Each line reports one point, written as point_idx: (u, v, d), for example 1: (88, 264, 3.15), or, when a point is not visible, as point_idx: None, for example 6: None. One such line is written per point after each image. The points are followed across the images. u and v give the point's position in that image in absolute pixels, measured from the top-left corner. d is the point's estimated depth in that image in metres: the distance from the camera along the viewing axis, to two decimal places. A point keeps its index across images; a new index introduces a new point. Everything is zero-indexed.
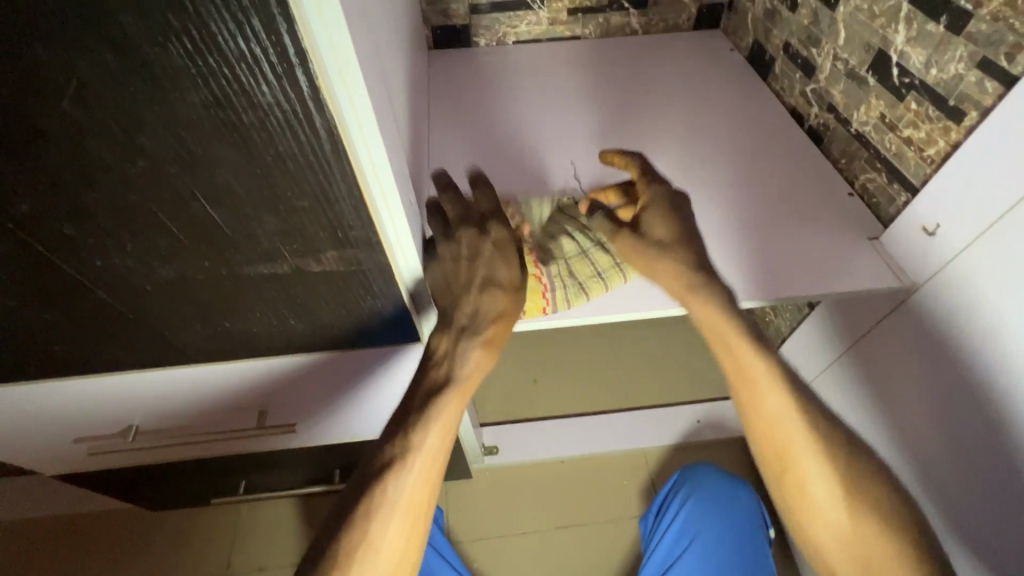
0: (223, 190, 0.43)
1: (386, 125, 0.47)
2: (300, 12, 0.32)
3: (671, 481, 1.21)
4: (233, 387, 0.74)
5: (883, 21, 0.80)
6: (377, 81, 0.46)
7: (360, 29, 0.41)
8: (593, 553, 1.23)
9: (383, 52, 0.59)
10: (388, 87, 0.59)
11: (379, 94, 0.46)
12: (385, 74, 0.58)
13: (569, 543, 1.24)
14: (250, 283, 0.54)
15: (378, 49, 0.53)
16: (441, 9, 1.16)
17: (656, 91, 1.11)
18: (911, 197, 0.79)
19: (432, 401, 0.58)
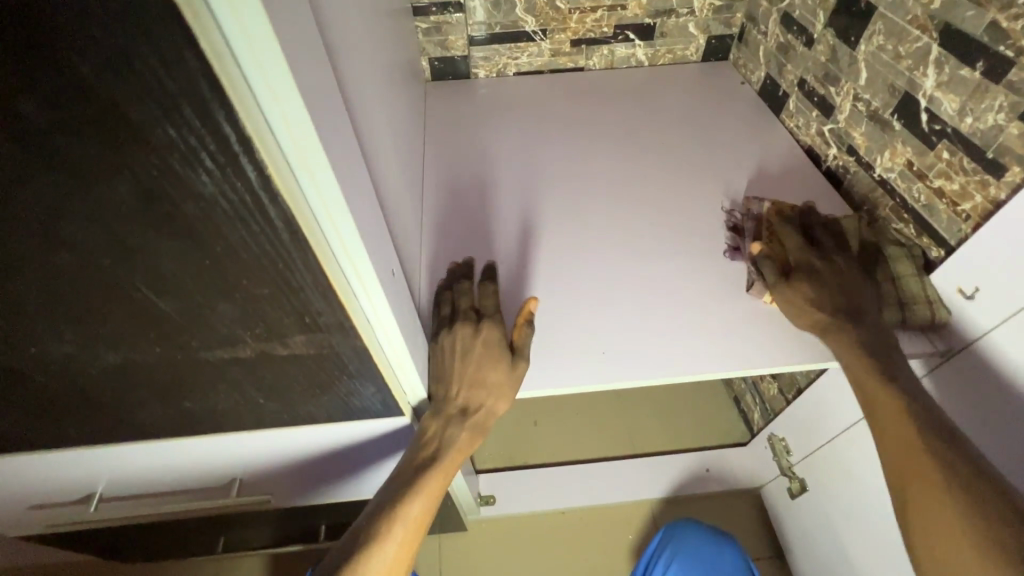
0: (167, 279, 0.37)
1: (362, 199, 0.41)
2: (242, 97, 0.27)
3: (652, 540, 1.13)
4: (201, 458, 0.67)
5: (909, 62, 0.74)
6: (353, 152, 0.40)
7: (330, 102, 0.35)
8: None
9: (366, 107, 0.54)
10: (371, 145, 0.53)
11: (355, 167, 0.40)
12: (367, 132, 0.52)
13: None
14: (209, 365, 0.48)
15: (355, 106, 0.48)
16: (438, 40, 1.11)
17: (664, 127, 1.05)
18: (943, 253, 0.73)
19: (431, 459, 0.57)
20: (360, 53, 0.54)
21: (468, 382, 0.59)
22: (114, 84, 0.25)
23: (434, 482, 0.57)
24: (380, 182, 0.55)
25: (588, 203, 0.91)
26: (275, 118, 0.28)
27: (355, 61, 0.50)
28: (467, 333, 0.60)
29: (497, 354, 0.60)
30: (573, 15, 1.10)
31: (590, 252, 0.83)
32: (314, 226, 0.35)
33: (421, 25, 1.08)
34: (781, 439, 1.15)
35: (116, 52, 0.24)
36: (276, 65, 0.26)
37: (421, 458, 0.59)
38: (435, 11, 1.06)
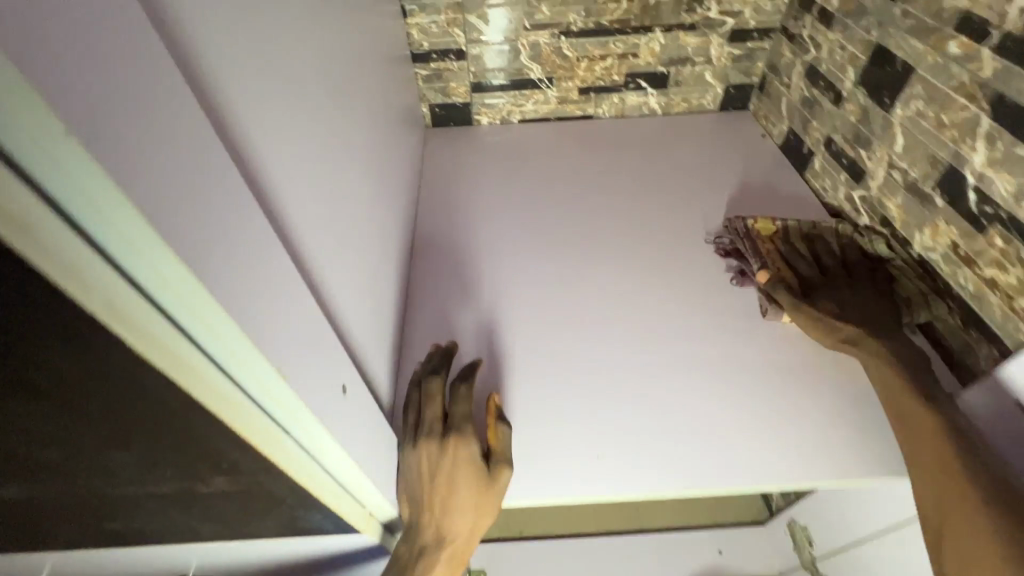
0: (42, 436, 0.31)
1: (292, 327, 0.34)
2: (80, 247, 0.22)
3: None
4: (142, 562, 0.60)
5: (954, 133, 0.65)
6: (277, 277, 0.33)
7: (241, 227, 0.29)
8: None
9: (319, 194, 0.47)
10: (319, 240, 0.46)
11: (284, 290, 0.33)
12: (315, 227, 0.45)
13: None
14: (125, 499, 0.41)
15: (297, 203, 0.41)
16: (439, 87, 1.06)
17: (676, 184, 0.98)
18: (996, 353, 0.63)
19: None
20: (316, 133, 0.48)
21: (439, 492, 0.53)
22: None
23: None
24: (331, 279, 0.48)
25: (591, 271, 0.83)
26: (147, 275, 0.24)
27: (303, 149, 0.44)
28: (433, 447, 0.54)
29: (471, 467, 0.53)
30: (582, 62, 1.03)
31: (588, 331, 0.75)
32: (211, 370, 0.29)
33: (420, 72, 1.03)
34: (803, 527, 1.04)
35: None
36: (117, 207, 0.21)
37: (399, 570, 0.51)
38: (436, 58, 1.01)
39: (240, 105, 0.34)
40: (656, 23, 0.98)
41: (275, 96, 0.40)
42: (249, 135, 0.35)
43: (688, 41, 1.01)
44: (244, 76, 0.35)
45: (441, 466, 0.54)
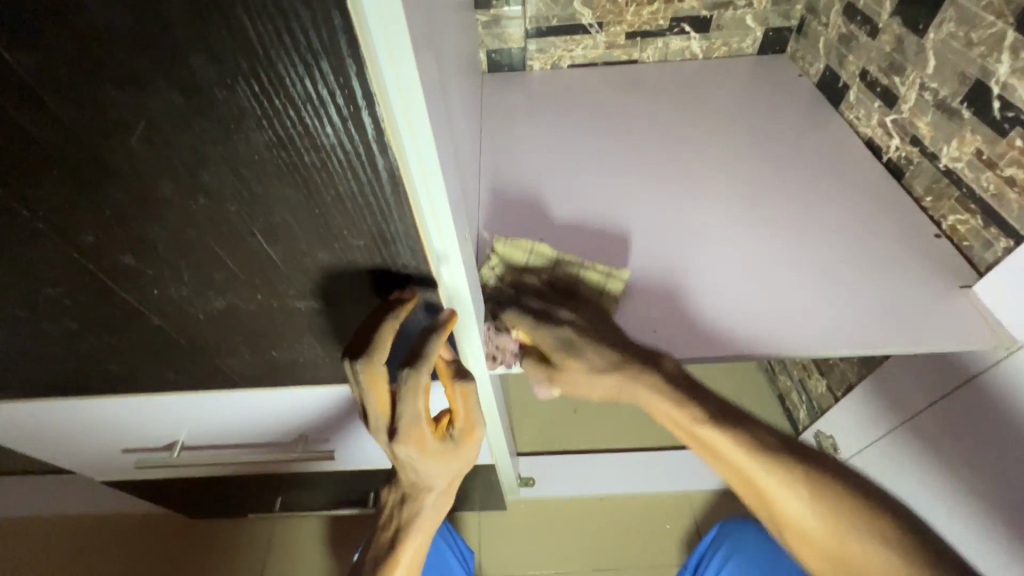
0: (281, 227, 0.42)
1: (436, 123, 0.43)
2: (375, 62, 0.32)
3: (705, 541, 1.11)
4: (276, 411, 0.74)
5: (982, 49, 0.73)
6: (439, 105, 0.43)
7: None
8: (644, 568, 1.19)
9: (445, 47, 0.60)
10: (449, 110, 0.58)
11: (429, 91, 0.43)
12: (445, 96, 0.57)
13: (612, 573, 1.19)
14: (303, 316, 0.54)
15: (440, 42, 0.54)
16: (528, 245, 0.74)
17: (717, 119, 1.06)
18: (1012, 244, 0.71)
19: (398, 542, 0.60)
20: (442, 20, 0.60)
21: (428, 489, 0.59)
22: (246, 62, 0.31)
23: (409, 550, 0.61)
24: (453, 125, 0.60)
25: (640, 191, 0.94)
26: (392, 80, 0.32)
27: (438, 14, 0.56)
28: (411, 444, 0.53)
29: (433, 455, 0.55)
30: (630, 7, 1.11)
31: (642, 237, 0.86)
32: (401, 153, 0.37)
33: (481, 18, 1.13)
34: (829, 437, 1.12)
35: (249, 45, 0.30)
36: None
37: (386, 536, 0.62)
38: (496, 4, 1.11)
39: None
40: None
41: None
42: (430, 16, 0.46)
43: None
44: None
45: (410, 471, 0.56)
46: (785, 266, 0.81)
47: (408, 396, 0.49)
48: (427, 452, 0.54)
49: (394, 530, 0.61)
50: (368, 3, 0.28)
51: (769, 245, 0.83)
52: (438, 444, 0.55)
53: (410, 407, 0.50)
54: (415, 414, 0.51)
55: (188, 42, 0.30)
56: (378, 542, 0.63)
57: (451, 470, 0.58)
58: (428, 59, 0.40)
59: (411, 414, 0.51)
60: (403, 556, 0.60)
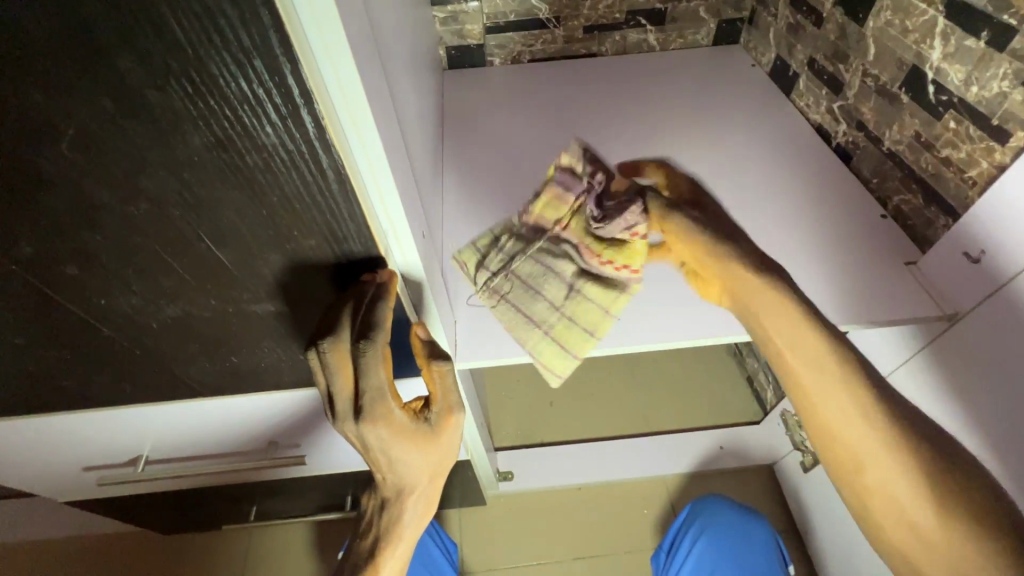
0: (228, 230, 0.41)
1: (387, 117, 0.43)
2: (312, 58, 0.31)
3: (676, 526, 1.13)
4: (243, 418, 0.73)
5: (916, 36, 0.76)
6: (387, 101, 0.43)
7: None
8: (623, 554, 1.21)
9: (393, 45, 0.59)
10: (401, 106, 0.57)
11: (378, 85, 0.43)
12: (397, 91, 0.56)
13: (592, 561, 1.21)
14: (261, 321, 0.53)
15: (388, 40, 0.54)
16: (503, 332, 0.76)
17: (674, 111, 1.09)
18: (951, 221, 0.75)
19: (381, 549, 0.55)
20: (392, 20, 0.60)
21: (409, 483, 0.54)
22: (175, 62, 0.30)
23: (394, 557, 0.55)
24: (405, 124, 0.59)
25: (603, 182, 0.95)
26: (330, 75, 0.32)
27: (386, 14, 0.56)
28: (380, 427, 0.49)
29: (408, 437, 0.52)
30: (586, 1, 1.13)
31: None
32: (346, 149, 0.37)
33: (438, 14, 1.12)
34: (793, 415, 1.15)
35: (176, 44, 0.29)
36: None
37: (366, 547, 0.55)
38: (452, 0, 1.10)
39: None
40: None
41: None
42: (375, 10, 0.46)
43: None
44: None
45: (380, 457, 0.51)
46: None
47: (370, 366, 0.47)
48: (397, 434, 0.50)
49: (373, 540, 0.55)
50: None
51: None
52: (411, 425, 0.52)
53: (372, 379, 0.47)
54: (380, 386, 0.48)
55: (113, 43, 0.29)
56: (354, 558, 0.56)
57: (431, 454, 0.54)
58: (372, 54, 0.40)
59: (376, 386, 0.47)
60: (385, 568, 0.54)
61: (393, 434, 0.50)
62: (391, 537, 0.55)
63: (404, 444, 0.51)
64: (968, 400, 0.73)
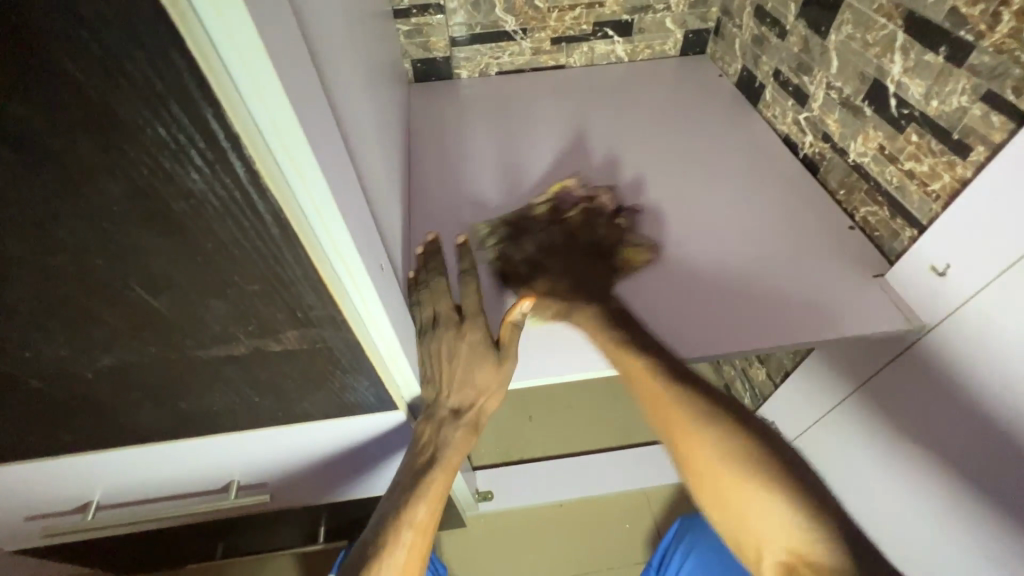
0: (162, 278, 0.38)
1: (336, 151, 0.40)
2: (241, 98, 0.28)
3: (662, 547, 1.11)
4: (199, 459, 0.68)
5: (877, 50, 0.77)
6: (333, 134, 0.40)
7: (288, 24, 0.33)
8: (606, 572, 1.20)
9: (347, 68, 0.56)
10: (355, 129, 0.53)
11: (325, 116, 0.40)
12: (350, 113, 0.52)
13: None
14: (208, 366, 0.49)
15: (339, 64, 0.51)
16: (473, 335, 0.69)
17: (644, 122, 1.08)
18: (916, 233, 0.75)
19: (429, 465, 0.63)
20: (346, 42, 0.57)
21: (472, 399, 0.64)
22: (81, 109, 0.27)
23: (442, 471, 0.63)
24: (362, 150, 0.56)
25: (574, 198, 0.93)
26: (263, 118, 0.29)
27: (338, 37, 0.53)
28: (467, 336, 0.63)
29: (481, 356, 0.62)
30: (552, 13, 1.11)
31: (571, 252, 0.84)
32: (287, 193, 0.34)
33: (402, 27, 1.09)
34: None
35: (77, 90, 0.26)
36: (245, 29, 0.26)
37: (420, 462, 0.64)
38: (416, 13, 1.08)
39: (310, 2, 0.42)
40: None
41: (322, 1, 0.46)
42: (318, 31, 0.42)
43: None
44: None
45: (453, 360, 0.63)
46: (716, 265, 0.82)
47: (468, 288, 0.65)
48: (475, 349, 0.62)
49: (429, 453, 0.64)
50: (218, 36, 0.25)
51: (700, 246, 0.84)
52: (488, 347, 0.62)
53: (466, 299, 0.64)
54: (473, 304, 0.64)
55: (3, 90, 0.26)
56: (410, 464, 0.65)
57: (496, 375, 0.64)
58: (315, 86, 0.37)
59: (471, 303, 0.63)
60: (436, 476, 0.63)
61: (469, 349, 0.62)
62: (441, 449, 0.64)
63: (476, 360, 0.62)
64: (939, 412, 0.73)
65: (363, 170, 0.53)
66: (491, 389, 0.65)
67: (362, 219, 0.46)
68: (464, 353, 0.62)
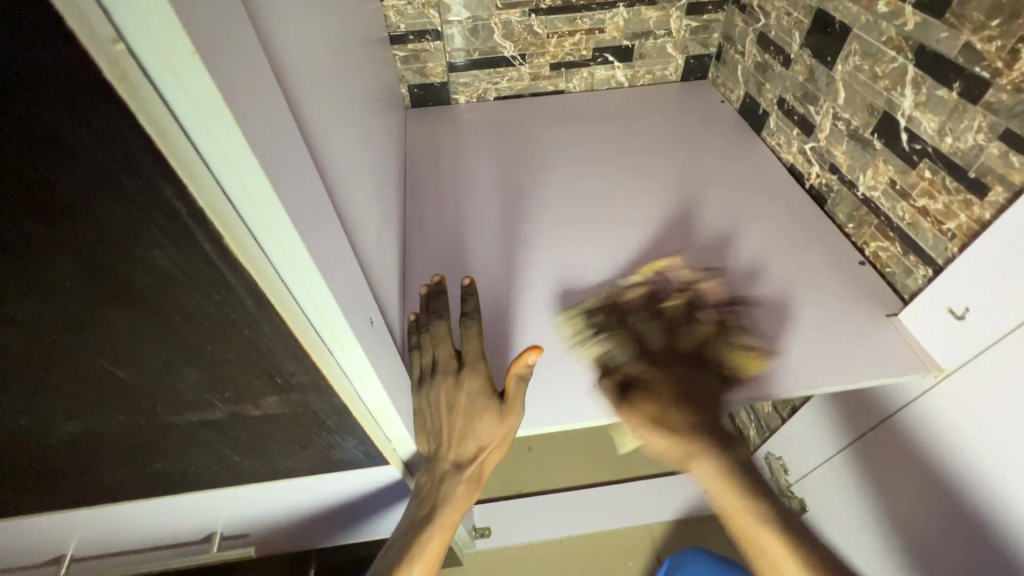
0: (125, 350, 0.35)
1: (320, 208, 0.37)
2: (203, 157, 0.25)
3: None
4: (178, 513, 0.65)
5: (886, 82, 0.74)
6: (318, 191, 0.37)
7: None
8: None
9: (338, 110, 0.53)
10: (346, 174, 0.50)
11: None
12: (341, 159, 0.49)
13: None
14: (182, 429, 0.46)
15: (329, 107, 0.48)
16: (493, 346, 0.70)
17: (646, 149, 1.05)
18: (931, 271, 0.72)
19: (428, 520, 0.59)
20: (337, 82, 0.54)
21: (472, 453, 0.60)
22: (22, 185, 0.24)
23: (444, 526, 0.59)
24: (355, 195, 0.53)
25: (575, 229, 0.90)
26: (231, 183, 0.26)
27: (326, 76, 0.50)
28: (467, 386, 0.60)
29: (484, 406, 0.59)
30: (552, 39, 1.09)
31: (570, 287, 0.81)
32: (261, 256, 0.30)
33: (399, 53, 1.07)
34: (778, 458, 1.11)
35: (13, 167, 0.23)
36: (204, 90, 0.22)
37: (420, 516, 0.60)
38: (412, 39, 1.06)
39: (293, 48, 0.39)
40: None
41: (308, 44, 0.44)
42: (302, 77, 0.40)
43: (649, 16, 1.08)
44: (301, 33, 0.42)
45: (454, 408, 0.60)
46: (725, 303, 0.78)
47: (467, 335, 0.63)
48: (475, 401, 0.59)
49: (428, 509, 0.60)
50: (176, 98, 0.23)
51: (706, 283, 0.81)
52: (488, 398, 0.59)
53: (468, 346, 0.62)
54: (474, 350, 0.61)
55: None
56: (409, 519, 0.61)
57: (500, 431, 0.60)
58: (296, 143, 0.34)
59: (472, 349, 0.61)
60: (434, 532, 0.59)
61: (470, 399, 0.60)
62: (441, 505, 0.59)
63: (478, 413, 0.59)
64: (963, 463, 0.69)
65: (353, 218, 0.50)
66: (496, 442, 0.61)
67: (349, 275, 0.43)
68: (464, 407, 0.60)
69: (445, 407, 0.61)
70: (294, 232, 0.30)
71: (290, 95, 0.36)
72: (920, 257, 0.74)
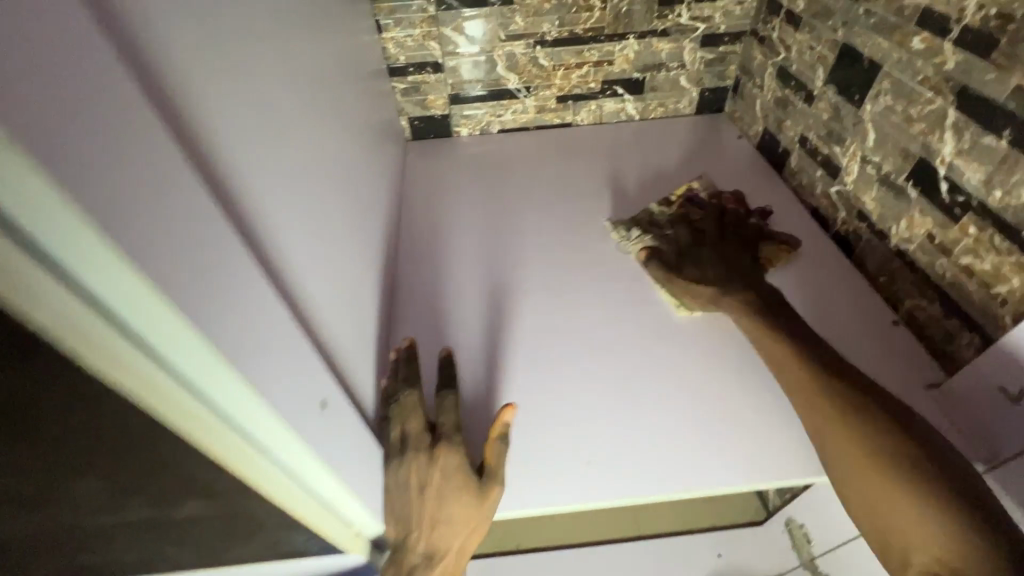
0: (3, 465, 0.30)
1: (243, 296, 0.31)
2: (59, 282, 0.23)
3: None
4: None
5: (923, 126, 0.67)
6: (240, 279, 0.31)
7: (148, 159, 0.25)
8: None
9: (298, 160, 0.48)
10: (296, 234, 0.45)
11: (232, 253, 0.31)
12: (288, 218, 0.44)
13: None
14: (97, 530, 0.40)
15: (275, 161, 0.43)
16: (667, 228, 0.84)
17: (656, 187, 0.98)
18: (977, 340, 0.64)
19: None
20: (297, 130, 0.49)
21: (444, 541, 0.57)
22: None
23: None
24: (308, 257, 0.48)
25: (577, 275, 0.83)
26: (107, 293, 0.24)
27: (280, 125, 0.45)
28: (445, 460, 0.58)
29: (462, 484, 0.57)
30: (558, 71, 1.04)
31: (562, 342, 0.74)
32: (160, 361, 0.28)
33: (398, 85, 1.04)
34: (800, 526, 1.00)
35: None
36: (46, 206, 0.20)
37: None
38: (413, 71, 1.02)
39: (215, 109, 0.34)
40: (629, 31, 1.00)
41: (247, 99, 0.39)
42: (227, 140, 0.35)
43: (661, 47, 1.03)
44: (227, 85, 0.37)
45: (427, 489, 0.57)
46: (737, 368, 0.71)
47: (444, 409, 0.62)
48: (454, 478, 0.57)
49: None
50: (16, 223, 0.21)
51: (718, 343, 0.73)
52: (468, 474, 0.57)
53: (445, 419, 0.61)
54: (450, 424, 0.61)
55: None
56: None
57: (477, 513, 0.57)
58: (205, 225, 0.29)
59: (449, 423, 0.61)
60: None
61: (447, 477, 0.57)
62: None
63: (456, 491, 0.57)
64: None
65: (302, 287, 0.45)
66: (471, 528, 0.57)
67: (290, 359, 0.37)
68: (440, 486, 0.57)
69: (416, 489, 0.56)
70: (191, 331, 0.27)
71: (200, 164, 0.31)
72: (965, 322, 0.65)
